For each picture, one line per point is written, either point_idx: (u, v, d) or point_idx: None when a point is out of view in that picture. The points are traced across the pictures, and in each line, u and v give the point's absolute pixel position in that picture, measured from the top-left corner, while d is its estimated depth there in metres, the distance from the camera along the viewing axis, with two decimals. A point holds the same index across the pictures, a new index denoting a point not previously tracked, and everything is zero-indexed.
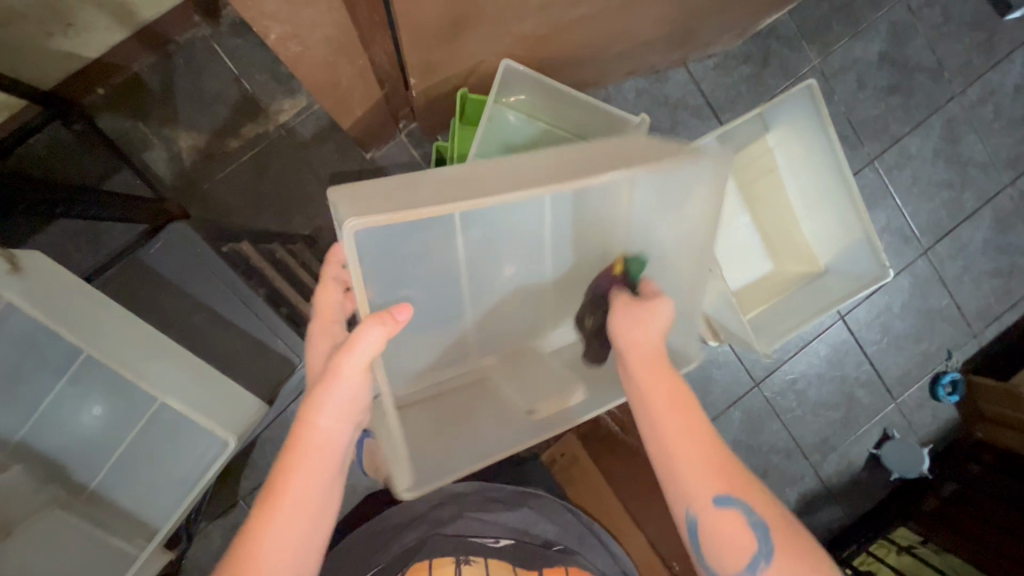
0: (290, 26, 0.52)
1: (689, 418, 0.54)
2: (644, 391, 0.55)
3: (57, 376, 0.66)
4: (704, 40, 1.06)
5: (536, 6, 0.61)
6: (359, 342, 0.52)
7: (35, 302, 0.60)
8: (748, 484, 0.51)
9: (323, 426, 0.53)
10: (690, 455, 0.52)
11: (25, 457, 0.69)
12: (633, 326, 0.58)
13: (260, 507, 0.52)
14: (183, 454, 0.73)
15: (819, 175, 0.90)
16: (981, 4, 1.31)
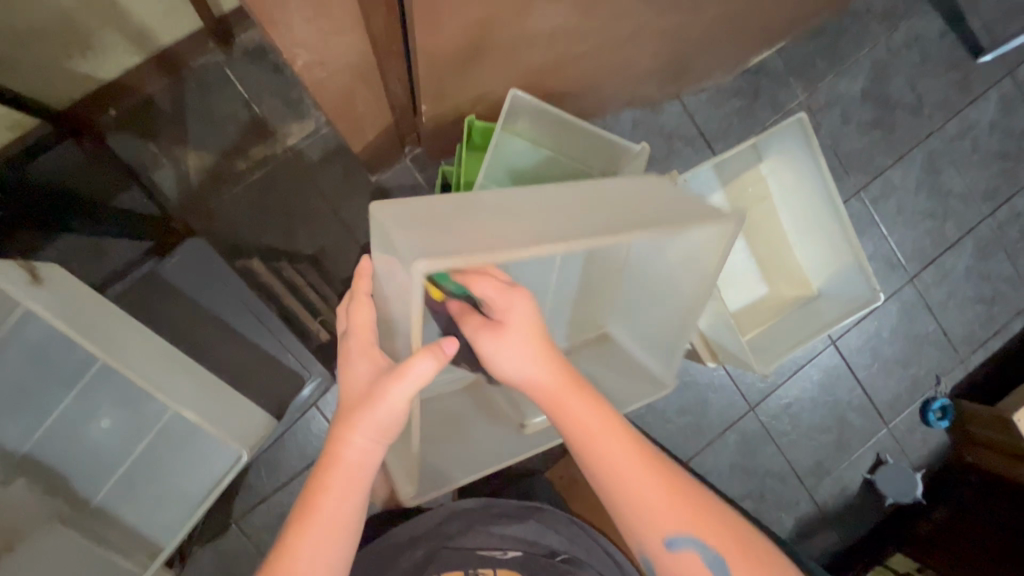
0: (319, 54, 0.55)
1: (628, 449, 0.57)
2: (572, 433, 0.58)
3: (67, 389, 0.67)
4: (698, 74, 1.11)
5: (545, 40, 0.65)
6: (407, 373, 0.52)
7: (56, 311, 0.63)
8: (701, 516, 0.55)
9: (360, 443, 0.54)
10: (630, 496, 0.55)
11: (29, 470, 0.68)
12: (508, 355, 0.59)
13: (293, 524, 0.52)
14: (192, 470, 0.71)
15: (809, 207, 0.94)
16: (956, 46, 1.39)
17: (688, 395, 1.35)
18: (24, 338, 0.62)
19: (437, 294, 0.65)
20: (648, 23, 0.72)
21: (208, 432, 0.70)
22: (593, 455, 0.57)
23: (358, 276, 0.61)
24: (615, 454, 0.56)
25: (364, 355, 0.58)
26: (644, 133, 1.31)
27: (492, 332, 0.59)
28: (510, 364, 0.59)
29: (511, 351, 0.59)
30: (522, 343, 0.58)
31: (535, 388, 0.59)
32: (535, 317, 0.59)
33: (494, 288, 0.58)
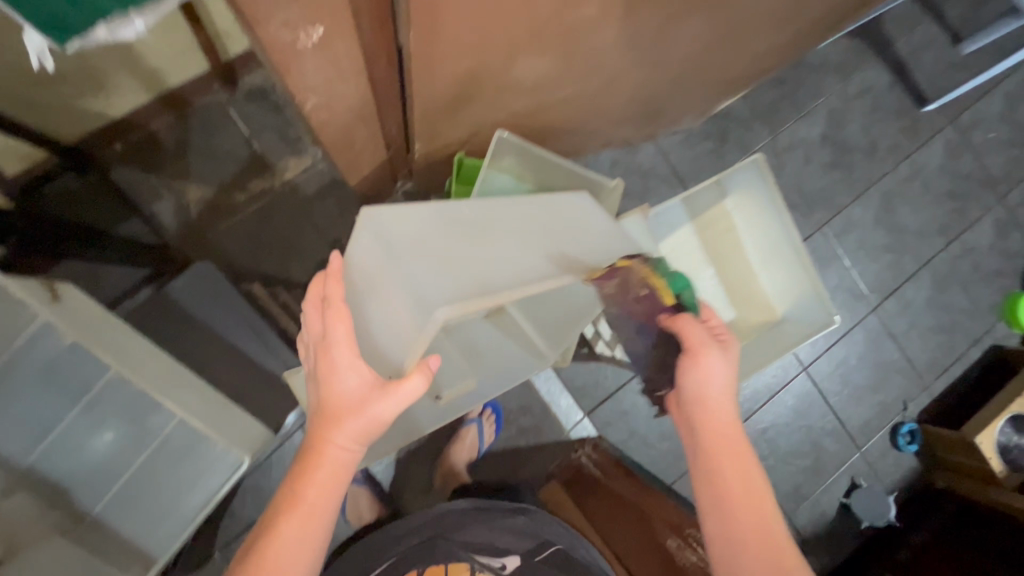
0: (325, 98, 0.61)
1: (762, 521, 0.58)
2: (720, 469, 0.60)
3: (71, 404, 0.70)
4: (670, 118, 1.21)
5: (527, 87, 0.73)
6: (398, 392, 0.55)
7: (72, 326, 0.68)
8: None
9: (340, 447, 0.55)
10: (769, 553, 0.56)
11: (30, 483, 0.69)
12: (701, 386, 0.65)
13: (272, 519, 0.54)
14: (192, 484, 0.75)
15: (769, 239, 1.01)
16: (904, 96, 1.52)
17: None
18: (35, 354, 0.66)
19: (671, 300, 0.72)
20: (620, 73, 0.80)
21: (211, 441, 0.75)
22: (729, 496, 0.59)
23: (330, 276, 0.54)
24: (760, 508, 0.58)
25: (349, 366, 0.54)
26: (622, 171, 1.40)
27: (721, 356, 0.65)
28: (711, 383, 0.65)
29: (714, 375, 0.65)
30: (722, 374, 0.65)
31: (708, 424, 0.64)
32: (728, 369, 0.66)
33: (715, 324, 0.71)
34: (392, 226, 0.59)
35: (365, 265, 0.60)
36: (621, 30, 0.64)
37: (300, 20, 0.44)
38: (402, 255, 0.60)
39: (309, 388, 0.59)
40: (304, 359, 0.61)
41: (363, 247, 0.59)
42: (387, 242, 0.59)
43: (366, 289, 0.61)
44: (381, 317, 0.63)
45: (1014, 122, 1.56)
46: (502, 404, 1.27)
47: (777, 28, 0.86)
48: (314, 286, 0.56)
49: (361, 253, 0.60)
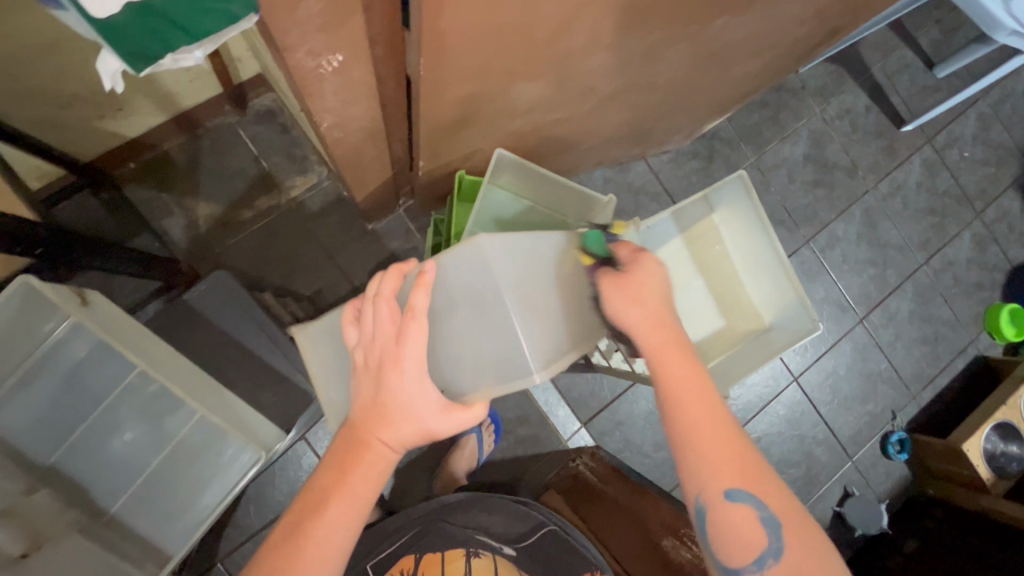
0: (339, 118, 0.66)
1: (703, 399, 0.58)
2: (661, 376, 0.60)
3: (94, 406, 0.76)
4: (659, 138, 1.27)
5: (524, 110, 0.79)
6: (456, 416, 0.59)
7: (104, 329, 0.73)
8: (761, 479, 0.56)
9: (386, 445, 0.58)
10: (715, 439, 0.57)
11: (51, 481, 0.74)
12: (623, 299, 0.63)
13: (315, 501, 0.56)
14: (208, 483, 0.80)
15: (754, 247, 1.07)
16: (882, 118, 1.60)
17: None
18: (63, 356, 0.74)
19: (588, 260, 0.69)
20: (611, 97, 0.86)
21: (232, 438, 0.79)
22: (676, 393, 0.58)
23: (420, 286, 0.55)
24: (701, 395, 0.58)
25: (418, 377, 0.56)
26: (615, 188, 1.46)
27: (615, 279, 0.64)
28: (617, 307, 0.63)
29: (621, 295, 0.63)
30: (637, 284, 0.63)
31: (637, 329, 0.62)
32: (655, 276, 0.64)
33: (628, 250, 0.68)
34: (483, 263, 0.63)
35: (446, 300, 0.64)
36: (612, 57, 0.70)
37: (324, 50, 0.49)
38: (489, 296, 0.62)
39: (356, 381, 0.59)
40: (355, 347, 0.60)
41: (452, 269, 0.64)
42: (474, 275, 0.63)
43: (447, 309, 0.64)
44: (452, 340, 0.63)
45: (987, 142, 1.64)
46: (501, 414, 1.30)
47: (757, 55, 0.92)
48: (394, 286, 0.58)
49: (446, 293, 0.64)
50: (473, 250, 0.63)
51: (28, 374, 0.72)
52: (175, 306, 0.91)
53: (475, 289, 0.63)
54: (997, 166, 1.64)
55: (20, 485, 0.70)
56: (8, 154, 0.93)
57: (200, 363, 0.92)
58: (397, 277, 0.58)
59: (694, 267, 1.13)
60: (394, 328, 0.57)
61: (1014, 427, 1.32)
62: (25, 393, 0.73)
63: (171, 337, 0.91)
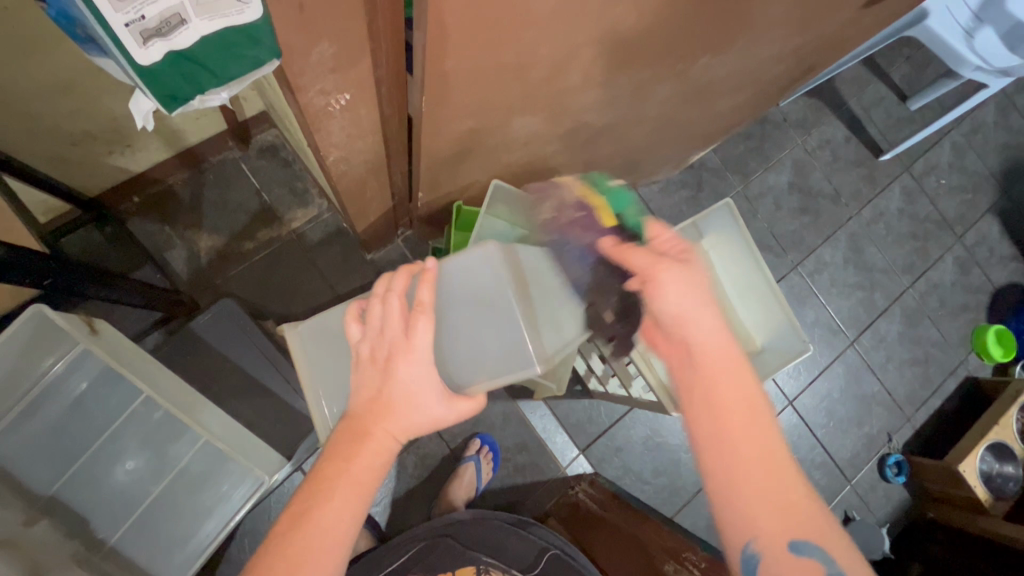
0: (344, 152, 0.69)
1: (768, 442, 0.54)
2: (717, 407, 0.55)
3: (98, 435, 0.77)
4: (649, 169, 1.32)
5: (521, 143, 0.83)
6: (460, 404, 0.61)
7: (111, 355, 0.75)
8: (824, 528, 0.53)
9: (391, 435, 0.58)
10: (778, 482, 0.53)
11: (51, 513, 0.74)
12: (684, 313, 0.59)
13: (315, 490, 0.56)
14: (209, 510, 0.80)
15: (742, 269, 1.10)
16: (861, 147, 1.67)
17: (659, 455, 1.35)
18: (71, 386, 0.75)
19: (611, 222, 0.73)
20: (603, 130, 0.90)
21: (235, 460, 0.80)
22: (734, 429, 0.54)
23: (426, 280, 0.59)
24: (762, 432, 0.54)
25: (425, 368, 0.59)
26: None
27: (673, 274, 0.60)
28: (670, 308, 0.59)
29: (679, 299, 0.59)
30: (692, 290, 0.60)
31: (695, 347, 0.58)
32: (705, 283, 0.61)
33: (670, 234, 0.65)
34: (490, 267, 0.68)
35: (448, 299, 0.68)
36: (602, 95, 0.74)
37: (334, 89, 0.52)
38: (495, 296, 0.68)
39: (358, 374, 0.60)
40: (359, 342, 0.61)
41: (453, 271, 0.69)
42: (479, 278, 0.68)
43: (450, 304, 0.68)
44: (457, 338, 0.67)
45: (962, 170, 1.71)
46: (499, 442, 1.30)
47: (739, 90, 0.97)
48: (404, 282, 0.60)
49: (452, 288, 0.69)
50: (480, 253, 0.69)
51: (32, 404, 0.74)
52: (177, 336, 0.92)
53: (481, 290, 0.68)
54: (974, 192, 1.70)
55: (20, 516, 0.69)
56: (18, 190, 0.95)
57: (201, 393, 0.93)
58: (407, 275, 0.61)
59: None
60: (403, 322, 0.59)
61: (1006, 446, 1.34)
62: (28, 424, 0.73)
63: (173, 367, 0.92)
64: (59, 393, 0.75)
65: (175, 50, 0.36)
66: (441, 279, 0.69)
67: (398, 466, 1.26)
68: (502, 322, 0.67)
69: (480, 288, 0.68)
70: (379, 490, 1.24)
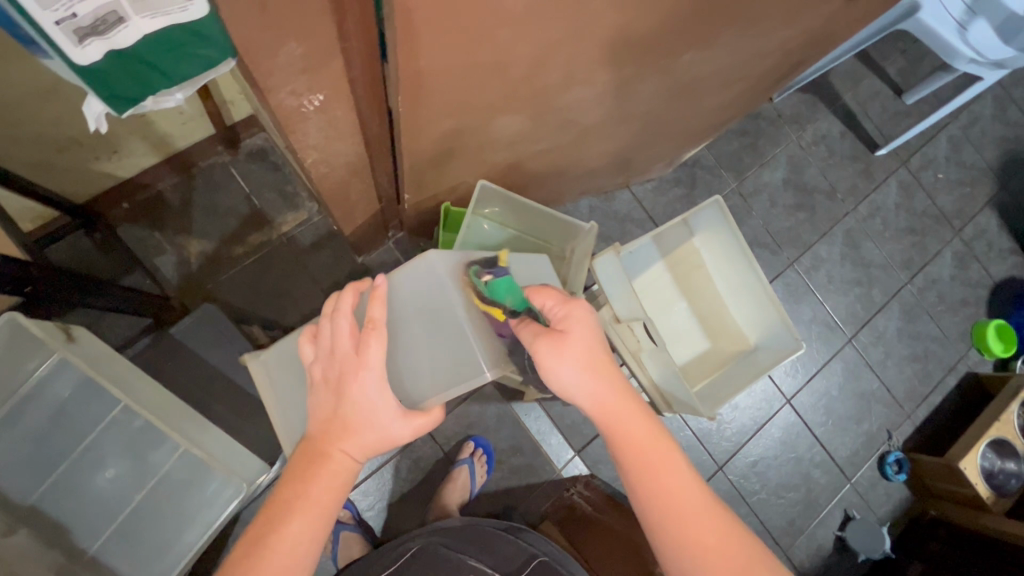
0: (323, 154, 0.68)
1: (685, 491, 0.58)
2: (634, 470, 0.59)
3: (78, 442, 0.77)
4: (641, 167, 1.31)
5: (505, 143, 0.82)
6: (414, 420, 0.59)
7: (87, 362, 0.75)
8: (751, 563, 0.55)
9: (347, 454, 0.57)
10: (698, 529, 0.56)
11: (31, 522, 0.73)
12: (584, 381, 0.61)
13: (272, 513, 0.55)
14: (192, 517, 0.80)
15: (737, 272, 1.08)
16: (857, 142, 1.65)
17: None
18: (54, 394, 0.75)
19: (500, 315, 0.67)
20: (590, 128, 0.89)
21: (216, 466, 0.79)
22: (652, 483, 0.58)
23: (375, 299, 0.58)
24: (675, 481, 0.58)
25: (379, 384, 0.57)
26: (600, 217, 1.49)
27: (551, 342, 0.61)
28: (566, 379, 0.61)
29: (564, 363, 0.61)
30: (579, 356, 0.61)
31: (598, 410, 0.61)
32: (595, 339, 0.63)
33: (554, 300, 0.64)
34: (433, 276, 0.69)
35: (400, 313, 0.68)
36: (586, 92, 0.73)
37: (305, 90, 0.52)
38: (442, 304, 0.68)
39: (313, 395, 0.59)
40: (313, 363, 0.60)
41: (403, 286, 0.70)
42: (424, 287, 0.69)
43: (402, 318, 0.68)
44: (409, 352, 0.67)
45: (960, 164, 1.69)
46: (493, 445, 1.29)
47: (726, 87, 0.96)
48: (352, 301, 0.59)
49: (401, 304, 0.69)
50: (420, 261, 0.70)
51: (15, 410, 0.74)
52: (161, 341, 0.91)
53: (429, 298, 0.68)
54: (972, 186, 1.68)
55: None
56: (2, 199, 0.95)
57: (186, 398, 0.92)
58: (355, 293, 0.60)
59: (677, 290, 1.15)
60: (354, 341, 0.58)
61: (1007, 442, 1.32)
62: (11, 431, 0.73)
63: (159, 372, 0.91)
64: (40, 401, 0.75)
65: (114, 49, 0.40)
66: (392, 292, 0.70)
67: (392, 469, 1.25)
68: (450, 334, 0.67)
69: (427, 303, 0.68)
70: (372, 494, 1.23)
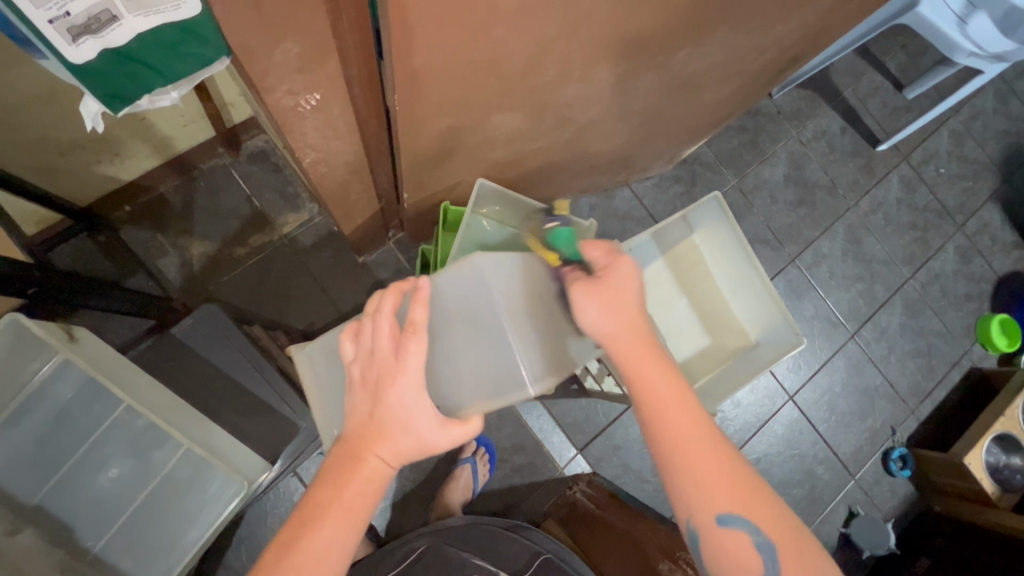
0: (321, 153, 0.68)
1: (696, 427, 0.57)
2: (647, 403, 0.58)
3: (82, 442, 0.77)
4: (640, 164, 1.31)
5: (502, 141, 0.82)
6: (449, 429, 0.59)
7: (91, 364, 0.76)
8: (757, 503, 0.55)
9: (382, 462, 0.57)
10: (708, 464, 0.55)
11: (36, 521, 0.74)
12: (604, 319, 0.62)
13: (306, 514, 0.56)
14: (195, 515, 0.80)
15: (737, 267, 1.08)
16: (858, 138, 1.65)
17: None
18: (54, 395, 0.76)
19: (554, 261, 0.76)
20: (587, 126, 0.89)
21: (218, 465, 0.80)
22: (663, 418, 0.57)
23: (417, 303, 0.57)
24: (685, 415, 0.57)
25: (416, 391, 0.57)
26: (600, 215, 1.49)
27: (588, 285, 0.64)
28: (590, 318, 0.63)
29: (596, 303, 0.62)
30: (604, 297, 0.63)
31: (614, 343, 0.61)
32: (633, 288, 0.64)
33: (601, 252, 0.67)
34: (481, 280, 0.67)
35: (442, 316, 0.68)
36: (583, 88, 0.73)
37: (301, 89, 0.52)
38: (487, 310, 0.66)
39: (351, 397, 0.59)
40: (352, 363, 0.60)
41: (447, 287, 0.69)
42: (469, 291, 0.68)
43: (443, 323, 0.68)
44: (448, 357, 0.67)
45: (961, 158, 1.68)
46: (496, 444, 1.29)
47: (724, 82, 0.96)
48: (393, 303, 0.58)
49: (444, 308, 0.68)
50: (466, 266, 0.68)
51: (18, 411, 0.74)
52: (163, 342, 0.92)
53: (472, 306, 0.67)
54: (974, 180, 1.68)
55: (3, 525, 0.69)
56: (6, 203, 0.96)
57: (188, 397, 0.93)
58: (397, 295, 0.59)
59: (676, 286, 1.15)
60: (392, 344, 0.58)
61: (1015, 438, 1.32)
62: (14, 430, 0.74)
63: (161, 373, 0.92)
64: (43, 402, 0.75)
65: (107, 47, 0.40)
66: (436, 291, 0.69)
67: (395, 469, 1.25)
68: (494, 344, 0.66)
69: (471, 311, 0.67)
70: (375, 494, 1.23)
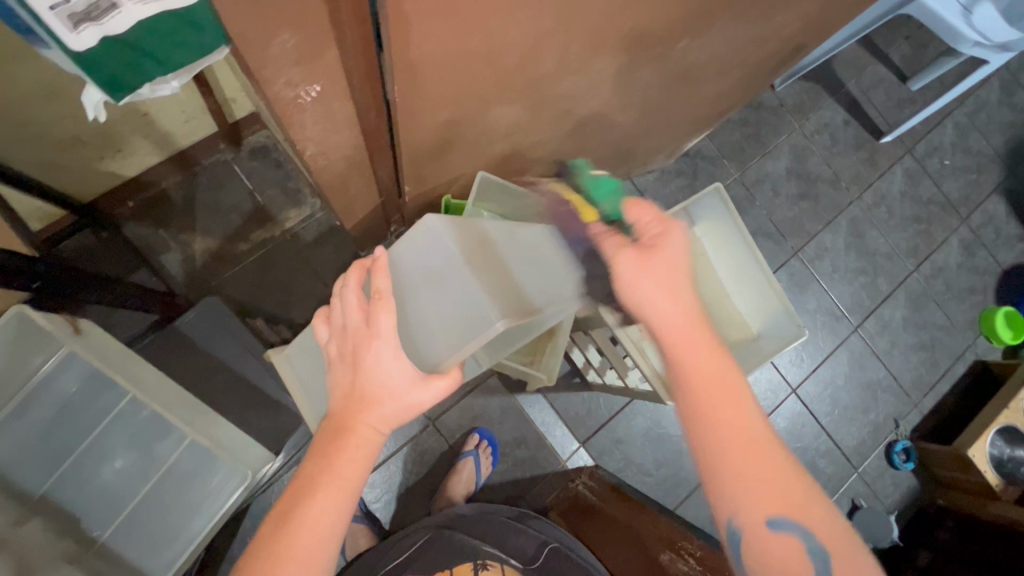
0: (321, 146, 0.68)
1: (752, 422, 0.53)
2: (698, 395, 0.53)
3: (86, 435, 0.78)
4: (642, 157, 1.31)
5: (502, 134, 0.82)
6: (433, 385, 0.60)
7: (94, 354, 0.77)
8: (808, 509, 0.51)
9: (371, 428, 0.58)
10: (762, 466, 0.51)
11: (42, 512, 0.75)
12: (658, 296, 0.56)
13: (300, 487, 0.56)
14: (198, 506, 0.81)
15: (737, 259, 1.09)
16: (861, 130, 1.64)
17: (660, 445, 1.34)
18: (59, 388, 0.76)
19: (592, 217, 0.72)
20: (588, 118, 0.89)
21: (221, 456, 0.81)
22: (715, 412, 0.52)
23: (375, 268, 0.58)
24: (741, 412, 0.53)
25: (393, 354, 0.58)
26: None
27: (635, 253, 0.59)
28: (639, 290, 0.57)
29: (650, 276, 0.57)
30: (657, 270, 0.57)
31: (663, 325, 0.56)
32: (684, 258, 0.59)
33: (649, 214, 0.61)
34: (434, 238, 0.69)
35: (405, 281, 0.69)
36: (583, 80, 0.73)
37: (301, 81, 0.52)
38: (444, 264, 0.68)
39: (333, 373, 0.61)
40: (328, 342, 0.63)
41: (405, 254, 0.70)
42: (426, 251, 0.69)
43: (408, 285, 0.68)
44: (417, 315, 0.67)
45: (966, 150, 1.67)
46: (497, 437, 1.29)
47: (725, 74, 0.96)
48: (357, 277, 0.60)
49: (406, 273, 0.69)
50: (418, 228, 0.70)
51: (21, 406, 0.75)
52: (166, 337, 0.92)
53: (432, 264, 0.68)
54: (978, 172, 1.67)
55: (9, 516, 0.70)
56: (10, 199, 0.96)
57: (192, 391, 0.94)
58: (360, 269, 0.60)
59: None
60: (363, 314, 0.59)
61: (1017, 429, 1.31)
62: (19, 423, 0.75)
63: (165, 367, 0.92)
64: (48, 395, 0.76)
65: (107, 35, 0.40)
66: (395, 263, 0.70)
67: (399, 462, 1.26)
68: (457, 290, 0.66)
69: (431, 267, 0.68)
70: (378, 487, 1.24)
